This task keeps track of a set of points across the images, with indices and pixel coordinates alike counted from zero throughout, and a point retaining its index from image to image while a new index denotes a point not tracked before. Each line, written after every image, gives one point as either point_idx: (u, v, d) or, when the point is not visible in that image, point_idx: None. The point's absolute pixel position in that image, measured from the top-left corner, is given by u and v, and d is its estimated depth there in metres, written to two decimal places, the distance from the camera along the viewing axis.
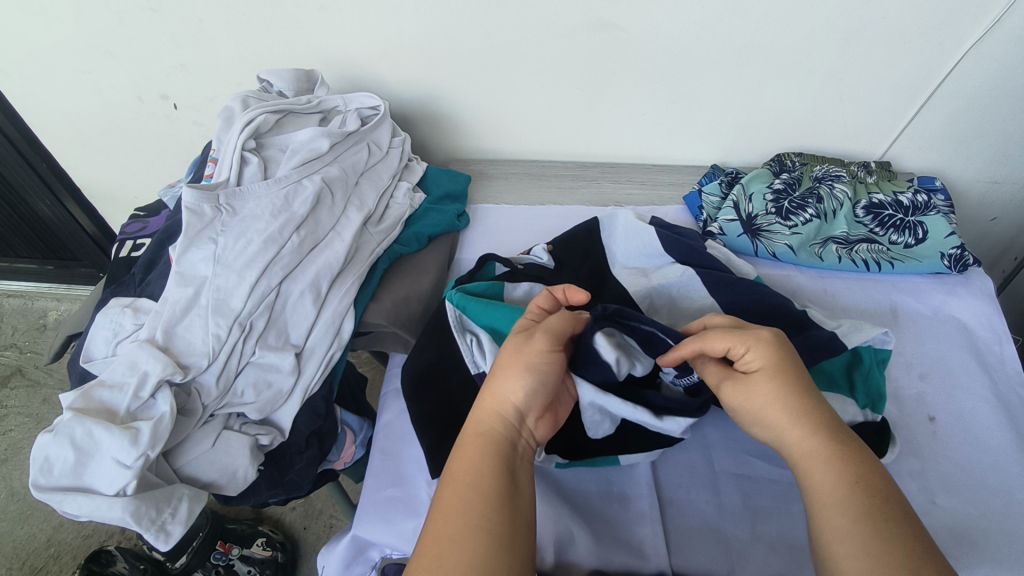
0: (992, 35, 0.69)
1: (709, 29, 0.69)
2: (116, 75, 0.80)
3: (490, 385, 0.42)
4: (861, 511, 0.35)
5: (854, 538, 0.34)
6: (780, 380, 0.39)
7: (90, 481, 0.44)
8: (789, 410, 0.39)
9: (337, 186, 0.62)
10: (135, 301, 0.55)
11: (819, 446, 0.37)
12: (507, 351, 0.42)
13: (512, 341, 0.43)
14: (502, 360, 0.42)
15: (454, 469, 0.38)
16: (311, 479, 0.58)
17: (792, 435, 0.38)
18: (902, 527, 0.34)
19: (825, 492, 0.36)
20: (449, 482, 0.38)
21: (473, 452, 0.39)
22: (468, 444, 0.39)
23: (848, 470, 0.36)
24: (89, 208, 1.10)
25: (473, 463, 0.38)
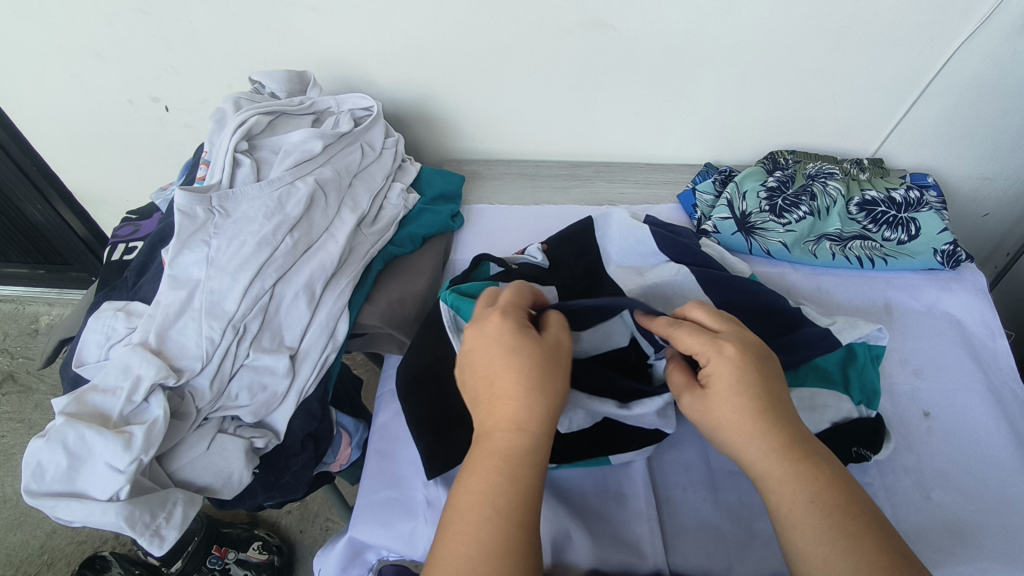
0: (982, 31, 0.70)
1: (701, 28, 0.69)
2: (107, 78, 0.79)
3: (540, 400, 0.37)
4: (823, 531, 0.34)
5: (821, 559, 0.33)
6: (739, 395, 0.39)
7: (84, 486, 0.43)
8: (747, 428, 0.38)
9: (331, 187, 0.62)
10: (128, 305, 0.54)
11: (777, 466, 0.37)
12: (545, 361, 0.39)
13: (544, 354, 0.39)
14: (545, 373, 0.38)
15: (475, 497, 0.35)
16: (307, 481, 0.57)
17: (752, 454, 0.38)
18: (867, 543, 0.34)
19: (788, 513, 0.36)
20: (465, 510, 0.34)
21: (518, 484, 0.35)
22: (519, 475, 0.35)
23: (809, 488, 0.36)
24: (80, 211, 1.09)
25: (525, 497, 0.35)
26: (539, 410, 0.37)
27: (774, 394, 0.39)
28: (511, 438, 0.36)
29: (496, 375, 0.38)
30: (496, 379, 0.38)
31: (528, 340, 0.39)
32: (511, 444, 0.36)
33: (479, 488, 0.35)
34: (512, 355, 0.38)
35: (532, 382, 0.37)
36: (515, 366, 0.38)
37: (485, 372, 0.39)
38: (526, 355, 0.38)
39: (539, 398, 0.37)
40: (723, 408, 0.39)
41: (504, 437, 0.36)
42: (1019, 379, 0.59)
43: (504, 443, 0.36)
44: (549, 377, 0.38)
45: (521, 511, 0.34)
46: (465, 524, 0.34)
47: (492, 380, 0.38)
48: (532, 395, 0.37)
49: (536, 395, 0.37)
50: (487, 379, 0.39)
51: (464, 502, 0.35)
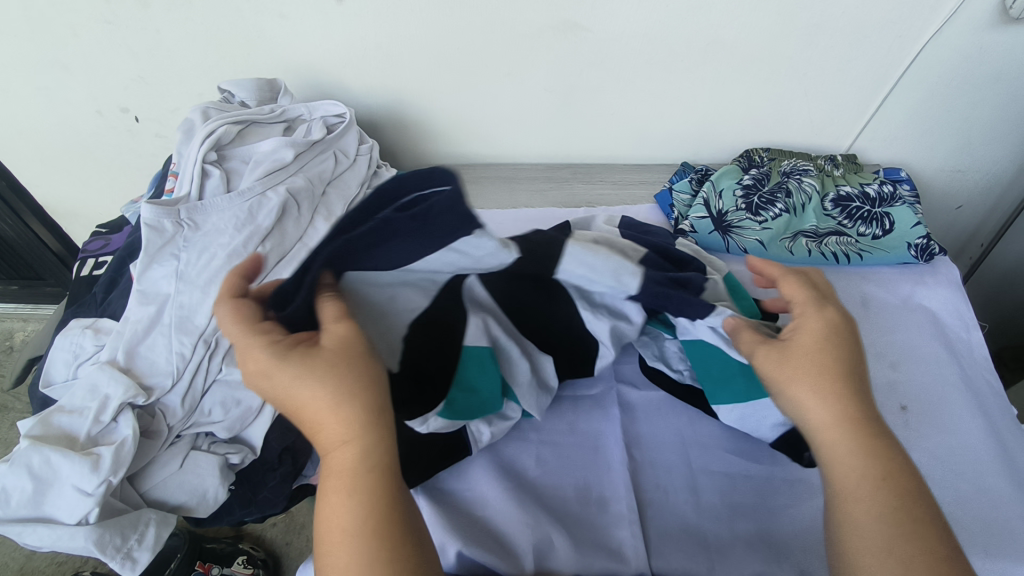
0: (950, 26, 0.70)
1: (673, 28, 0.70)
2: (73, 90, 0.77)
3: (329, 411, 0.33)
4: (878, 508, 0.34)
5: (875, 529, 0.34)
6: (823, 360, 0.39)
7: (50, 510, 0.42)
8: (822, 394, 0.38)
9: (303, 197, 0.61)
10: (96, 322, 0.53)
11: (848, 434, 0.36)
12: (321, 353, 0.34)
13: (306, 351, 0.34)
14: (323, 367, 0.34)
15: (330, 523, 0.32)
16: (287, 496, 0.54)
17: (821, 420, 0.37)
18: (927, 528, 0.34)
19: (847, 483, 0.36)
20: (329, 541, 0.32)
21: (350, 495, 0.32)
22: (355, 483, 0.32)
23: (876, 463, 0.35)
24: (52, 225, 1.07)
25: (364, 505, 0.32)
26: (341, 412, 0.33)
27: (858, 369, 0.39)
28: (335, 452, 0.33)
29: (284, 399, 0.34)
30: (285, 399, 0.34)
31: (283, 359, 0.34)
32: (336, 455, 0.33)
33: (332, 516, 0.32)
34: (283, 371, 0.34)
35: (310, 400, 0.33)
36: (294, 379, 0.34)
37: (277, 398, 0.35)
38: (287, 369, 0.34)
39: (333, 394, 0.33)
40: (799, 368, 0.39)
41: (328, 449, 0.34)
42: (992, 370, 0.60)
43: (332, 455, 0.33)
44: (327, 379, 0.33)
45: (359, 521, 0.32)
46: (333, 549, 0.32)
47: (285, 401, 0.35)
48: (327, 398, 0.33)
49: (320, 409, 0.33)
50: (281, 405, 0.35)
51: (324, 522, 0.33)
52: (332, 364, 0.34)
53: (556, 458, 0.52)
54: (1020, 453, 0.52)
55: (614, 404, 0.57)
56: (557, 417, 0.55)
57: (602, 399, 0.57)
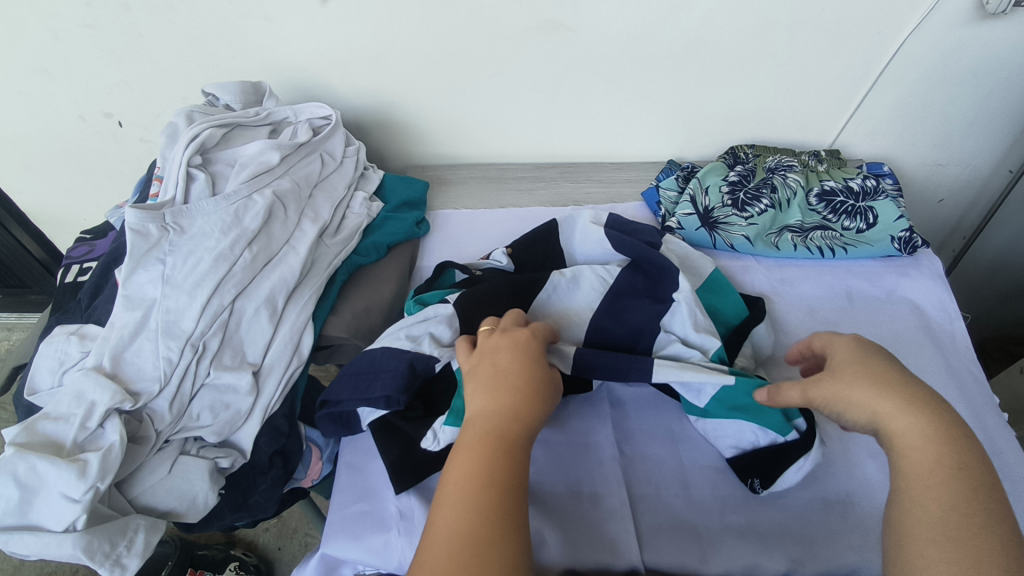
0: (928, 22, 0.71)
1: (657, 27, 0.70)
2: (55, 95, 0.77)
3: (526, 388, 0.39)
4: (945, 496, 0.34)
5: (940, 519, 0.33)
6: (871, 365, 0.40)
7: (38, 518, 0.42)
8: (883, 390, 0.38)
9: (290, 199, 0.60)
10: (81, 328, 0.53)
11: (914, 421, 0.36)
12: (549, 375, 0.42)
13: (543, 365, 0.42)
14: (548, 382, 0.41)
15: (461, 468, 0.35)
16: (276, 499, 0.56)
17: (888, 411, 0.37)
18: (993, 521, 0.33)
19: (914, 472, 0.35)
20: (452, 483, 0.35)
21: (506, 460, 0.36)
22: (512, 456, 0.36)
23: (947, 453, 0.35)
24: (36, 232, 1.06)
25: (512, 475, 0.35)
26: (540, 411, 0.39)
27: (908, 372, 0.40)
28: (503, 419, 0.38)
29: (505, 375, 0.40)
30: (508, 376, 0.40)
31: (527, 339, 0.44)
32: (502, 425, 0.37)
33: (468, 463, 0.35)
34: (526, 364, 0.41)
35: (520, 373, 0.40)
36: (524, 371, 0.41)
37: (498, 370, 0.41)
38: (529, 367, 0.41)
39: (541, 397, 0.40)
40: (852, 373, 0.40)
41: (498, 416, 0.38)
42: (975, 360, 0.60)
43: (496, 423, 0.38)
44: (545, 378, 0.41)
45: (491, 479, 0.34)
46: (454, 485, 0.35)
47: (501, 376, 0.40)
48: (531, 397, 0.39)
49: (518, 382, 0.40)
50: (495, 375, 0.40)
51: (459, 468, 0.35)
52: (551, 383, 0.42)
53: (547, 455, 0.52)
54: (1003, 440, 0.53)
55: (604, 400, 0.57)
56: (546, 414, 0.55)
57: (592, 395, 0.57)
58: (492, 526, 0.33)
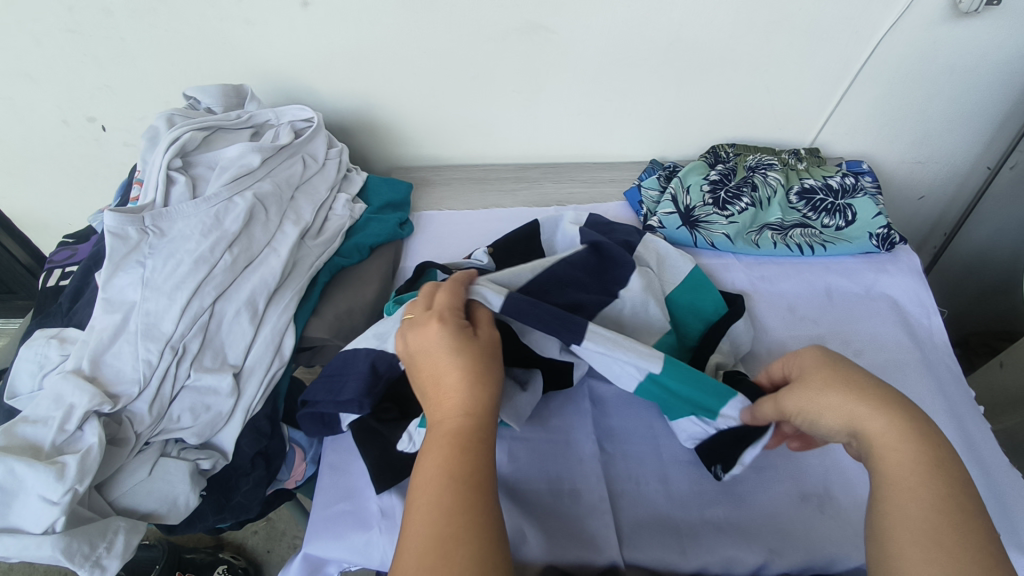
0: (904, 21, 0.72)
1: (636, 28, 0.71)
2: (37, 100, 0.77)
3: (462, 375, 0.39)
4: (923, 499, 0.34)
5: (922, 521, 0.33)
6: (833, 370, 0.41)
7: (16, 520, 0.42)
8: (860, 397, 0.38)
9: (271, 202, 0.61)
10: (62, 332, 0.53)
11: (887, 423, 0.37)
12: (480, 353, 0.41)
13: (469, 345, 0.41)
14: (482, 360, 0.41)
15: (426, 474, 0.36)
16: (259, 499, 0.56)
17: (860, 414, 0.38)
18: (971, 520, 0.33)
19: (893, 476, 0.36)
20: (421, 488, 0.35)
21: (465, 454, 0.36)
22: (470, 449, 0.37)
23: (923, 454, 0.36)
24: (21, 237, 1.06)
25: (476, 468, 0.36)
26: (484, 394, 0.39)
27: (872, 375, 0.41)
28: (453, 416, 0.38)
29: (439, 372, 0.40)
30: (441, 373, 0.40)
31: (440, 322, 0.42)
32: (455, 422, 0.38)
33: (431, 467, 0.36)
34: (450, 353, 0.40)
35: (450, 355, 0.40)
36: (453, 360, 0.40)
37: (432, 371, 0.41)
38: (455, 354, 0.40)
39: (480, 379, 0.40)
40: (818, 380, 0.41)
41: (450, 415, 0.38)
42: (951, 354, 0.61)
43: (450, 421, 0.38)
44: (478, 349, 0.41)
45: (454, 475, 0.35)
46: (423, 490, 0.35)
47: (436, 376, 0.40)
48: (471, 384, 0.39)
49: (454, 368, 0.40)
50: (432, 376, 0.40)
51: (424, 474, 0.36)
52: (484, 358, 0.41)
53: (528, 452, 0.52)
54: (978, 432, 0.54)
55: (585, 398, 0.57)
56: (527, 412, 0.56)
57: (573, 393, 0.58)
58: (459, 520, 0.33)
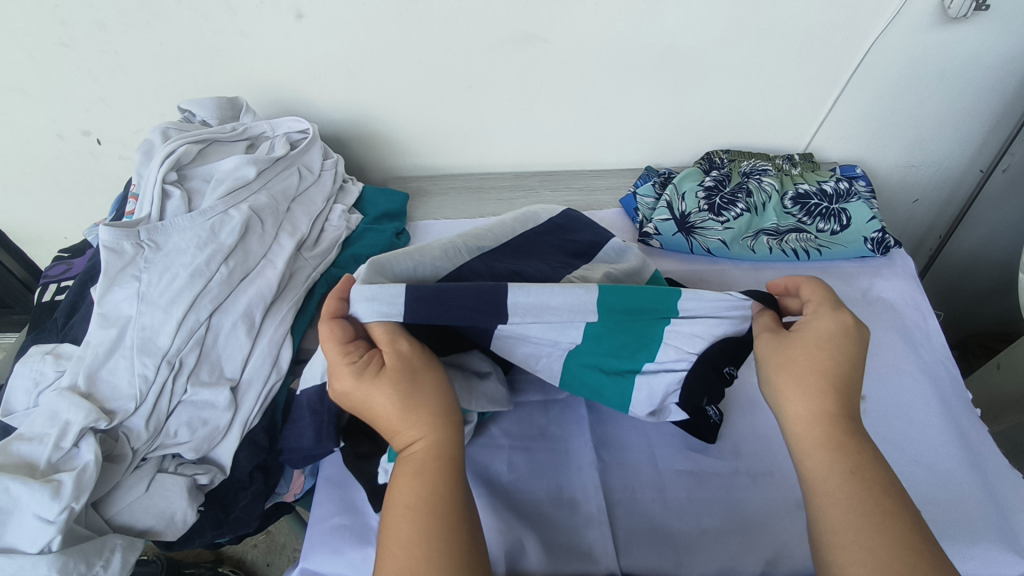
0: (893, 27, 0.73)
1: (630, 37, 0.71)
2: (31, 113, 0.76)
3: (397, 413, 0.38)
4: (857, 506, 0.35)
5: (849, 527, 0.35)
6: (824, 351, 0.40)
7: (11, 540, 0.42)
8: (803, 387, 0.39)
9: (267, 214, 0.61)
10: (57, 347, 0.53)
11: (818, 427, 0.38)
12: (408, 378, 0.39)
13: (389, 374, 0.39)
14: (410, 387, 0.39)
15: (393, 510, 0.36)
16: (258, 513, 0.55)
17: (796, 414, 0.39)
18: (893, 527, 0.34)
19: (818, 477, 0.37)
20: (393, 518, 0.36)
21: (425, 483, 0.36)
22: (428, 475, 0.37)
23: (849, 461, 0.37)
24: (17, 251, 1.05)
25: (440, 493, 0.36)
26: (426, 419, 0.38)
27: (844, 369, 0.40)
28: (410, 447, 0.38)
29: (375, 412, 0.39)
30: (377, 413, 0.39)
31: (346, 368, 0.39)
32: (413, 453, 0.38)
33: (399, 501, 0.36)
34: (372, 395, 0.39)
35: (376, 392, 0.39)
36: (379, 400, 0.39)
37: (368, 411, 0.40)
38: (377, 395, 0.39)
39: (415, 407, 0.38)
40: (803, 351, 0.40)
41: (408, 448, 0.38)
42: (949, 357, 0.61)
43: (409, 453, 0.38)
44: (397, 367, 0.39)
45: (420, 508, 0.35)
46: (393, 523, 0.35)
47: (375, 415, 0.39)
48: (410, 416, 0.38)
49: (384, 401, 0.38)
50: (373, 415, 0.40)
51: (389, 498, 0.37)
52: (412, 381, 0.39)
53: (526, 463, 0.52)
54: (975, 435, 0.54)
55: (583, 404, 0.58)
56: (524, 420, 0.56)
57: (570, 401, 0.58)
58: (426, 551, 0.33)
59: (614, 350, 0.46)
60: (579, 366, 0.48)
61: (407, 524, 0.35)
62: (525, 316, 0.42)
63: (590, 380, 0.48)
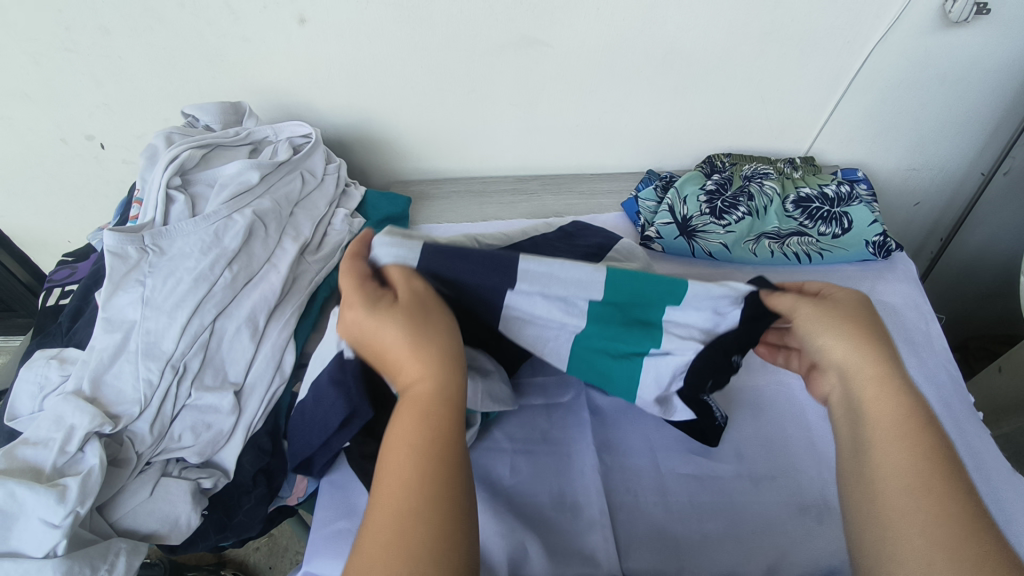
0: (894, 31, 0.73)
1: (631, 41, 0.72)
2: (35, 118, 0.77)
3: (402, 345, 0.36)
4: (922, 489, 0.33)
5: (913, 506, 0.33)
6: (860, 313, 0.42)
7: (16, 544, 0.42)
8: (866, 373, 0.39)
9: (270, 218, 0.61)
10: (62, 352, 0.53)
11: (888, 411, 0.37)
12: (415, 313, 0.37)
13: (398, 306, 0.37)
14: (417, 320, 0.37)
15: (390, 447, 0.33)
16: (262, 518, 0.55)
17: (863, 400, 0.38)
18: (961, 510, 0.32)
19: (881, 460, 0.35)
20: (392, 456, 0.33)
21: (425, 421, 0.33)
22: (430, 413, 0.34)
23: (919, 445, 0.35)
24: (20, 255, 1.05)
25: (440, 432, 0.33)
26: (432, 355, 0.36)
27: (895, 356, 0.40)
28: (413, 384, 0.35)
29: (381, 341, 0.37)
30: (382, 343, 0.37)
31: (356, 296, 0.38)
32: (415, 388, 0.35)
33: (397, 438, 0.33)
34: (378, 323, 0.37)
35: (382, 320, 0.37)
36: (385, 329, 0.37)
37: (373, 343, 0.38)
38: (383, 324, 0.37)
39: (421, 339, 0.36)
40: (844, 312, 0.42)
41: (410, 384, 0.35)
42: (951, 361, 0.61)
43: (412, 389, 0.35)
44: (411, 302, 0.38)
45: (418, 444, 0.33)
46: (389, 461, 0.33)
47: (379, 345, 0.37)
48: (415, 351, 0.36)
49: (392, 333, 0.36)
50: (378, 347, 0.37)
51: (388, 436, 0.34)
52: (421, 317, 0.37)
53: (528, 466, 0.52)
54: (977, 438, 0.54)
55: (584, 408, 0.58)
56: (526, 424, 0.56)
57: (572, 405, 0.58)
58: (421, 491, 0.31)
59: (622, 328, 0.46)
60: (587, 351, 0.47)
61: (405, 461, 0.32)
62: (534, 288, 0.43)
63: (596, 364, 0.48)
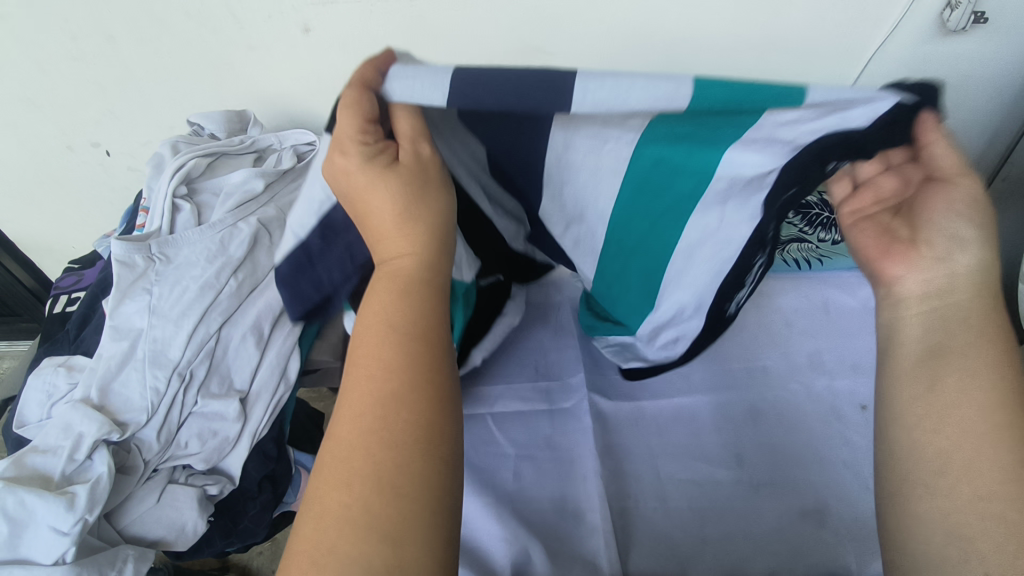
0: (891, 41, 0.73)
1: (632, 49, 0.72)
2: (42, 126, 0.78)
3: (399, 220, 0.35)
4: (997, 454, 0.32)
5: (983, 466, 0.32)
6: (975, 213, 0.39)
7: (27, 551, 0.43)
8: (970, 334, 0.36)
9: (275, 226, 0.61)
10: (70, 359, 0.53)
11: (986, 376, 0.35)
12: (416, 189, 0.36)
13: (401, 177, 0.36)
14: (416, 195, 0.36)
15: (370, 328, 0.33)
16: (267, 523, 0.58)
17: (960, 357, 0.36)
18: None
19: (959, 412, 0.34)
20: (371, 339, 0.33)
21: (408, 306, 0.34)
22: (415, 301, 0.34)
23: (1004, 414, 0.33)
24: (25, 260, 1.06)
25: (424, 323, 0.33)
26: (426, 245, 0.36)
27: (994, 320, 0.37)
28: (400, 266, 0.35)
29: (372, 201, 0.36)
30: (374, 203, 0.36)
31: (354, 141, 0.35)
32: (402, 272, 0.35)
33: (380, 322, 0.33)
34: (376, 184, 0.35)
35: (380, 183, 0.35)
36: (382, 196, 0.35)
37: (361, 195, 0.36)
38: (381, 190, 0.35)
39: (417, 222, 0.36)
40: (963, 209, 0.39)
41: (398, 265, 0.36)
42: None
43: (398, 272, 0.35)
44: (413, 170, 0.36)
45: (402, 331, 0.33)
46: (369, 340, 0.33)
47: (368, 201, 0.36)
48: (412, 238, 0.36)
49: (385, 197, 0.35)
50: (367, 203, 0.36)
51: (367, 316, 0.34)
52: (422, 192, 0.36)
53: (532, 471, 0.53)
54: None
55: (588, 414, 0.57)
56: (528, 429, 0.56)
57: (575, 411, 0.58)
58: (405, 382, 0.31)
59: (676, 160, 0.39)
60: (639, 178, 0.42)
61: (390, 346, 0.32)
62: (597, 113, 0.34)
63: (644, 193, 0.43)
